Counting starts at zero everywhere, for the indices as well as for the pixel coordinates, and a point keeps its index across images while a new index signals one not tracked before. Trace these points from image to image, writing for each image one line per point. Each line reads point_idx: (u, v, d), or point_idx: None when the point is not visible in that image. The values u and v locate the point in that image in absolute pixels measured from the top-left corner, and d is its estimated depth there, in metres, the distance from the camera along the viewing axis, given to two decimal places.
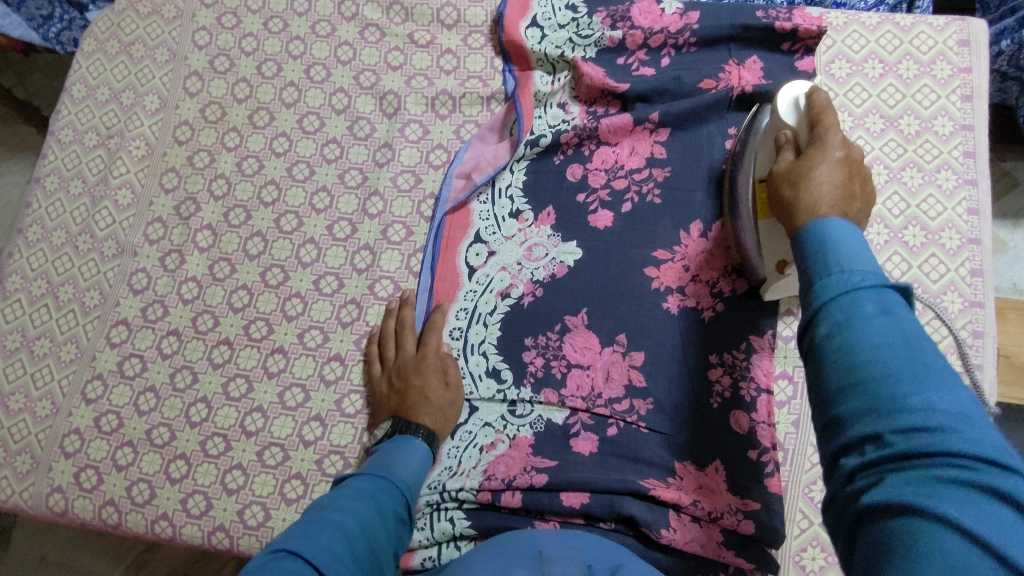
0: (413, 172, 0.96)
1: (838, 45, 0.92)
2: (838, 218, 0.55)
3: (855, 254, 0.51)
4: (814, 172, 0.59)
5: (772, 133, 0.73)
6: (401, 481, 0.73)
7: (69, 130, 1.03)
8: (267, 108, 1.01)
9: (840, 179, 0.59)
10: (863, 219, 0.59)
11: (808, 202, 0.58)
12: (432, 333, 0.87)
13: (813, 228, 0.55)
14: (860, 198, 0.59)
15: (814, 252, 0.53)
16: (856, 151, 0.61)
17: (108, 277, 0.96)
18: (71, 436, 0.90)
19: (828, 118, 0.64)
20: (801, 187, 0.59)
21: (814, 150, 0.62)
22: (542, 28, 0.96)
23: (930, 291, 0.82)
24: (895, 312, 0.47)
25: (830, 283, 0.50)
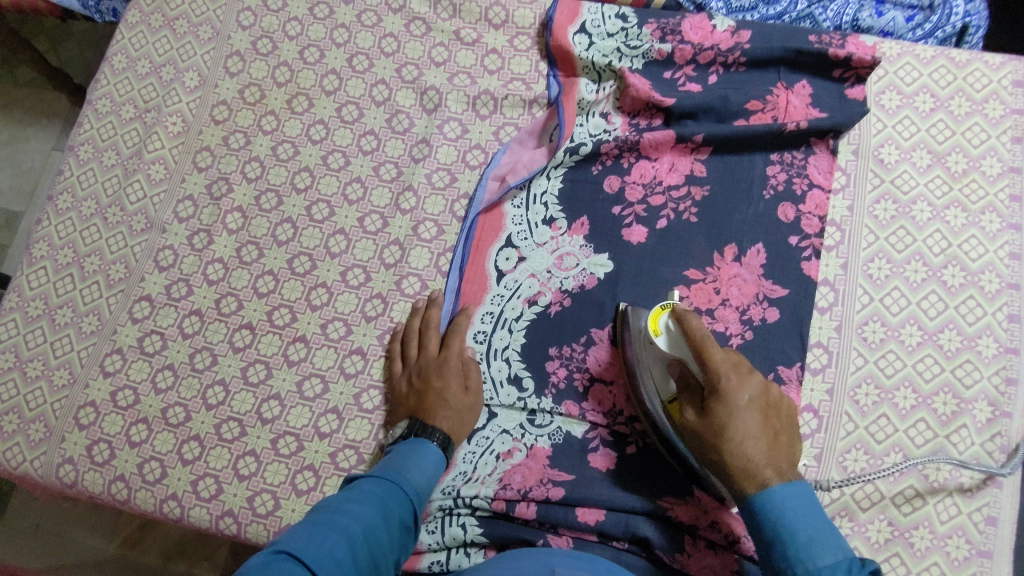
0: (448, 170, 0.95)
1: (891, 76, 0.91)
2: (778, 482, 0.63)
3: (810, 527, 0.60)
4: (736, 427, 0.64)
5: (664, 369, 0.75)
6: (411, 487, 0.71)
7: (106, 100, 1.02)
8: (307, 94, 1.00)
9: (771, 442, 0.64)
10: (792, 446, 0.66)
11: (751, 475, 0.63)
12: (456, 335, 0.86)
13: (760, 502, 0.62)
14: (783, 434, 0.66)
15: (772, 540, 0.60)
16: (758, 380, 0.67)
17: (135, 252, 0.96)
18: (87, 409, 0.90)
19: (712, 353, 0.67)
20: (727, 451, 0.64)
21: (722, 403, 0.65)
22: (590, 35, 0.95)
23: (966, 333, 0.81)
24: (857, 566, 0.57)
25: (795, 558, 0.59)
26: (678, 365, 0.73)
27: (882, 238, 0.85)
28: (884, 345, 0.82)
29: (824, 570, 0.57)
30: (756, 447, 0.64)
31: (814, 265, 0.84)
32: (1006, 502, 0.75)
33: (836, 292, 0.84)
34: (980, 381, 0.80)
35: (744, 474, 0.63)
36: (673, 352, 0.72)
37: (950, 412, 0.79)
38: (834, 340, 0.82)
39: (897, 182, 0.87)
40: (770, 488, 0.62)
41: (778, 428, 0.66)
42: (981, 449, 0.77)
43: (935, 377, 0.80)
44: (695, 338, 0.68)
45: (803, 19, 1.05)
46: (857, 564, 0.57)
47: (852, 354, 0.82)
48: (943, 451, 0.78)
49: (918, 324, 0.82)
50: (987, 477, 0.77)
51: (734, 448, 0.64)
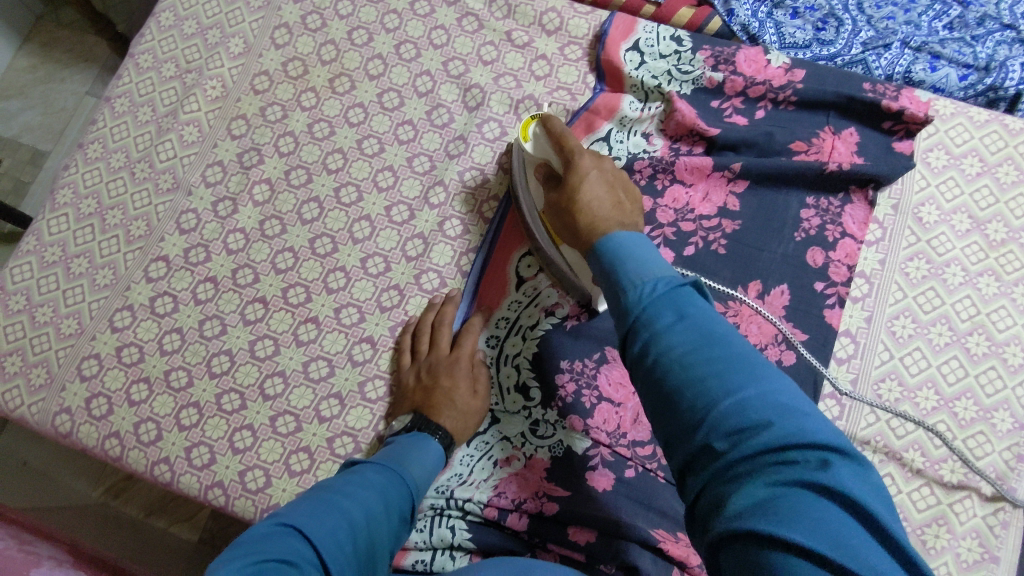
0: (481, 170, 0.94)
1: (941, 134, 0.90)
2: (624, 229, 0.62)
3: (644, 257, 0.57)
4: (584, 202, 0.68)
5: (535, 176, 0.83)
6: (412, 481, 0.70)
7: (149, 55, 1.01)
8: (350, 76, 0.99)
9: (612, 203, 0.68)
10: (636, 215, 0.70)
11: (596, 226, 0.65)
12: (469, 335, 0.85)
13: (605, 245, 0.60)
14: (628, 203, 0.70)
15: (609, 271, 0.58)
16: (608, 164, 0.74)
17: (158, 211, 0.95)
18: (90, 360, 0.89)
19: (570, 142, 0.74)
20: (578, 217, 0.68)
21: (572, 175, 0.71)
22: (643, 54, 0.94)
23: (982, 404, 0.80)
24: (690, 299, 0.53)
25: (628, 275, 0.56)
26: (540, 164, 0.79)
27: (911, 296, 0.84)
28: (898, 405, 0.80)
29: (646, 280, 0.55)
30: (601, 212, 0.66)
31: (836, 314, 0.83)
32: None
33: (856, 344, 0.83)
34: (991, 454, 0.78)
35: (589, 229, 0.65)
36: (540, 153, 0.79)
37: (955, 481, 0.78)
38: (849, 393, 0.81)
39: (933, 243, 0.86)
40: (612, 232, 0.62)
41: (622, 197, 0.70)
42: (982, 522, 0.76)
43: (945, 444, 0.79)
44: (555, 132, 0.76)
45: (856, 63, 1.04)
46: (679, 281, 0.55)
47: (864, 410, 0.81)
48: (944, 519, 0.77)
49: (935, 388, 0.81)
50: (985, 551, 0.75)
51: (589, 220, 0.66)
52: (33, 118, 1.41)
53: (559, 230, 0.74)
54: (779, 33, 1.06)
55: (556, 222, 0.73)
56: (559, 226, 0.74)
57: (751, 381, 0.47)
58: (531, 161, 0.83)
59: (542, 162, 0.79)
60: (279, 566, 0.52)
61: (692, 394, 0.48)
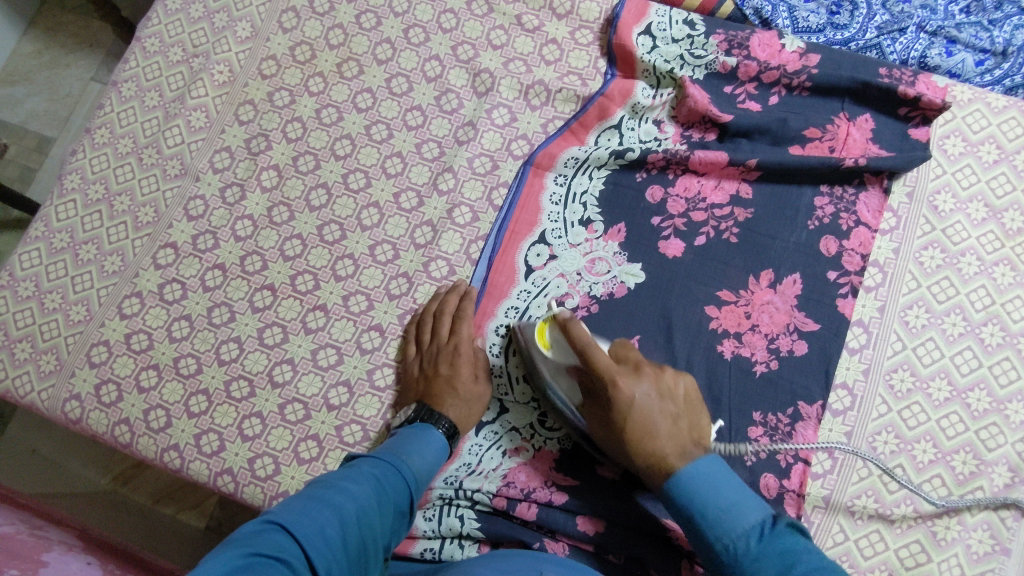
0: (491, 157, 0.93)
1: (958, 121, 0.88)
2: (699, 459, 0.68)
3: (728, 502, 0.64)
4: (644, 435, 0.71)
5: (562, 375, 0.78)
6: (409, 474, 0.70)
7: (155, 39, 1.00)
8: (358, 60, 0.98)
9: (671, 418, 0.72)
10: (695, 413, 0.74)
11: (662, 465, 0.69)
12: (463, 322, 0.85)
13: (676, 491, 0.67)
14: (684, 417, 0.73)
15: (689, 517, 0.65)
16: (649, 373, 0.74)
17: (166, 197, 0.95)
18: (99, 347, 0.89)
19: (597, 355, 0.71)
20: (642, 454, 0.71)
21: (620, 404, 0.71)
22: (655, 38, 0.93)
23: (996, 395, 0.79)
24: (780, 534, 0.62)
25: (714, 529, 0.63)
26: (572, 370, 0.77)
27: (925, 286, 0.83)
28: (910, 396, 0.80)
29: (738, 533, 0.62)
30: (658, 442, 0.71)
31: (848, 303, 0.83)
32: (1013, 571, 0.74)
33: (868, 334, 0.82)
34: (1004, 445, 0.78)
35: (658, 471, 0.70)
36: (569, 363, 0.76)
37: (968, 473, 0.77)
38: (861, 384, 0.81)
39: (948, 232, 0.85)
40: (677, 474, 0.67)
41: (677, 414, 0.73)
42: (994, 514, 0.76)
43: (958, 435, 0.78)
44: (578, 340, 0.72)
45: (870, 48, 1.02)
46: (770, 524, 0.63)
47: (876, 400, 0.80)
48: (955, 511, 0.76)
49: (948, 378, 0.80)
50: (995, 543, 0.75)
51: (644, 447, 0.71)
52: (39, 104, 1.40)
53: (606, 440, 0.76)
54: (792, 17, 1.04)
55: (607, 441, 0.75)
56: (609, 442, 0.75)
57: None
58: (562, 365, 0.77)
59: (571, 369, 0.77)
60: (267, 562, 0.53)
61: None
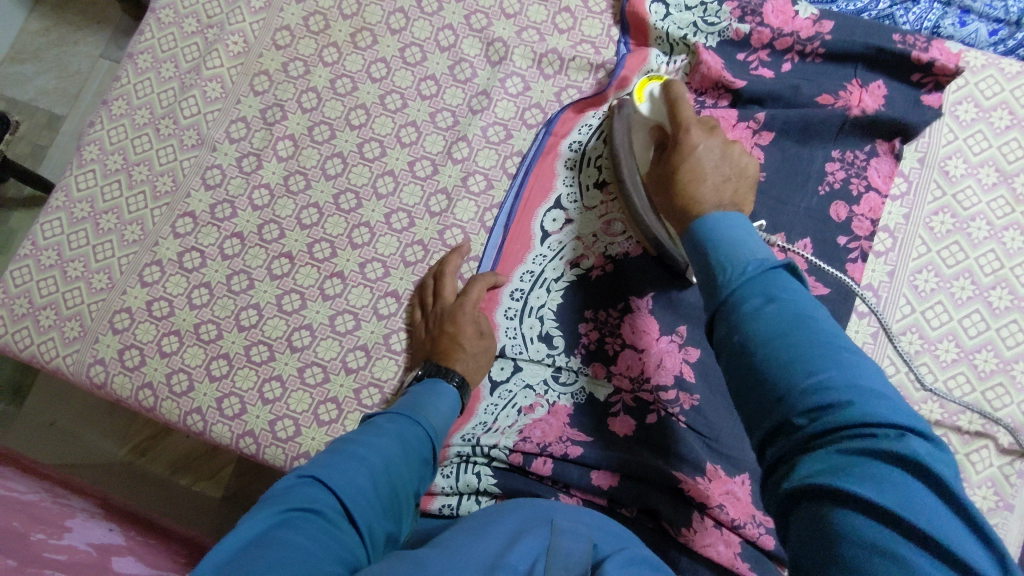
0: (504, 125, 0.94)
1: (971, 87, 0.88)
2: (732, 214, 0.59)
3: (740, 241, 0.55)
4: (688, 162, 0.64)
5: (644, 133, 0.77)
6: (428, 425, 0.71)
7: (170, 11, 1.01)
8: (372, 31, 0.99)
9: (720, 175, 0.64)
10: (743, 187, 0.64)
11: (693, 206, 0.62)
12: (474, 283, 0.86)
13: (700, 228, 0.58)
14: (737, 183, 0.64)
15: (702, 256, 0.57)
16: (721, 136, 0.67)
17: (183, 166, 0.96)
18: (122, 314, 0.91)
19: (683, 108, 0.68)
20: (687, 193, 0.63)
21: (679, 151, 0.66)
22: (668, 5, 0.93)
23: (1003, 356, 0.81)
24: (795, 291, 0.50)
25: (723, 258, 0.54)
26: (653, 129, 0.74)
27: (934, 250, 0.84)
28: (918, 357, 0.81)
29: (742, 264, 0.53)
30: (703, 187, 0.62)
31: (858, 267, 0.84)
32: (1016, 526, 0.76)
33: (878, 298, 0.83)
34: (1010, 405, 0.79)
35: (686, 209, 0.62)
36: (651, 115, 0.74)
37: (974, 432, 0.79)
38: (870, 346, 0.82)
39: (958, 197, 0.85)
40: (710, 219, 0.58)
41: (727, 176, 0.64)
42: (999, 472, 0.78)
43: (964, 396, 0.80)
44: (671, 98, 0.69)
45: (883, 18, 1.02)
46: (772, 264, 0.53)
47: (885, 362, 0.81)
48: (960, 468, 0.78)
49: (956, 341, 0.81)
50: (1000, 499, 0.77)
51: (685, 188, 0.63)
52: (49, 81, 1.41)
53: (654, 195, 0.71)
54: None
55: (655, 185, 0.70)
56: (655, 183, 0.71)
57: (840, 360, 0.46)
58: (644, 123, 0.77)
59: (654, 126, 0.74)
60: (304, 514, 0.53)
61: (744, 387, 0.49)
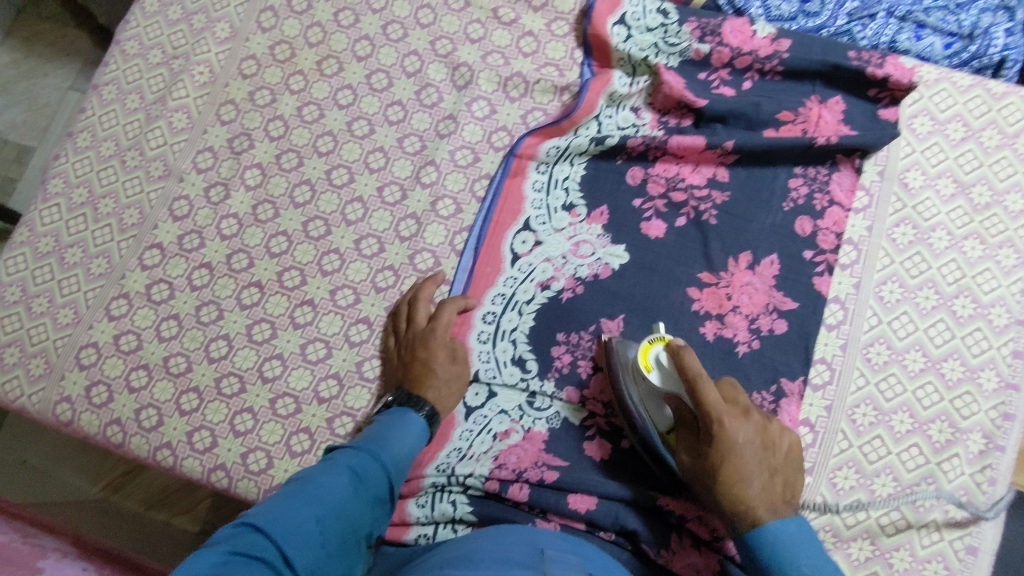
0: (472, 149, 0.95)
1: (926, 100, 0.91)
2: (779, 518, 0.64)
3: (805, 550, 0.62)
4: (738, 476, 0.65)
5: (660, 402, 0.76)
6: (390, 459, 0.70)
7: (134, 42, 1.01)
8: (337, 58, 0.99)
9: (767, 470, 0.67)
10: (789, 486, 0.68)
11: (743, 510, 0.65)
12: (446, 308, 0.85)
13: (751, 537, 0.64)
14: (780, 476, 0.68)
15: (766, 564, 0.63)
16: (755, 419, 0.69)
17: (150, 198, 0.95)
18: (89, 349, 0.90)
19: (705, 390, 0.68)
20: (734, 501, 0.65)
21: (718, 444, 0.67)
22: (629, 27, 0.95)
23: (969, 364, 0.82)
24: None
25: (795, 573, 0.61)
26: (672, 400, 0.75)
27: (898, 261, 0.85)
28: (887, 368, 0.82)
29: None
30: (749, 487, 0.65)
31: (825, 281, 0.85)
32: (989, 533, 0.76)
33: (845, 310, 0.84)
34: (977, 413, 0.80)
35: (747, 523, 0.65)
36: (665, 387, 0.74)
37: (944, 441, 0.80)
38: (839, 358, 0.83)
39: (918, 208, 0.87)
40: (766, 527, 0.64)
41: (775, 469, 0.67)
42: (970, 480, 0.78)
43: (933, 405, 0.81)
44: (687, 372, 0.69)
45: (841, 35, 1.04)
46: None
47: (854, 374, 0.82)
48: (932, 478, 0.79)
49: (922, 350, 0.82)
50: (972, 507, 0.77)
51: (730, 488, 0.66)
52: (17, 115, 1.39)
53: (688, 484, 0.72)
54: (765, 6, 1.05)
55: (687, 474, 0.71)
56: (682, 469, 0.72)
57: None
58: (655, 391, 0.77)
59: (670, 396, 0.75)
60: (246, 562, 0.53)
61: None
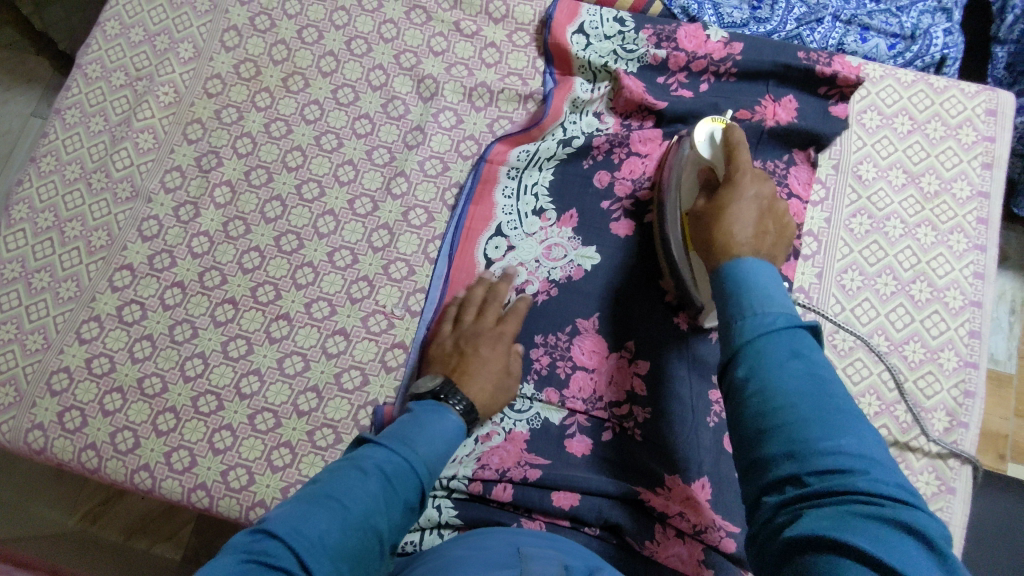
0: (441, 158, 0.96)
1: (873, 96, 0.95)
2: (755, 257, 0.63)
3: (764, 289, 0.58)
4: (728, 210, 0.68)
5: (694, 175, 0.79)
6: (420, 462, 0.64)
7: (97, 65, 1.01)
8: (303, 74, 1.00)
9: (758, 213, 0.67)
10: (775, 252, 0.67)
11: (728, 241, 0.65)
12: (513, 315, 0.84)
13: (727, 266, 0.62)
14: (772, 236, 0.67)
15: (730, 296, 0.60)
16: (770, 188, 0.70)
17: (119, 220, 0.95)
18: (60, 375, 0.89)
19: (741, 154, 0.72)
20: (721, 227, 0.66)
21: (731, 188, 0.70)
22: (588, 36, 0.98)
23: (929, 346, 0.85)
24: (806, 348, 0.55)
25: (748, 304, 0.58)
26: (705, 171, 0.77)
27: (856, 250, 0.89)
28: (852, 353, 0.85)
29: (766, 312, 0.56)
30: (742, 228, 0.66)
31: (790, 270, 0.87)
32: (958, 507, 0.79)
33: (810, 299, 0.87)
34: (940, 392, 0.83)
35: (722, 246, 0.65)
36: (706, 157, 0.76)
37: (911, 421, 0.82)
38: None
39: (873, 199, 0.91)
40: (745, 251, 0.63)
41: (769, 227, 0.67)
42: (938, 457, 0.81)
43: (898, 387, 0.84)
44: (732, 140, 0.74)
45: (792, 38, 1.09)
46: (797, 323, 0.56)
47: None
48: (902, 457, 0.81)
49: (885, 334, 0.85)
50: (941, 483, 0.80)
51: (722, 223, 0.67)
52: None
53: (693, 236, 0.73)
54: (718, 13, 1.10)
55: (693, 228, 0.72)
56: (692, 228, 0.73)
57: (845, 429, 0.49)
58: (698, 166, 0.79)
59: (700, 163, 0.79)
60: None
61: (750, 438, 0.53)
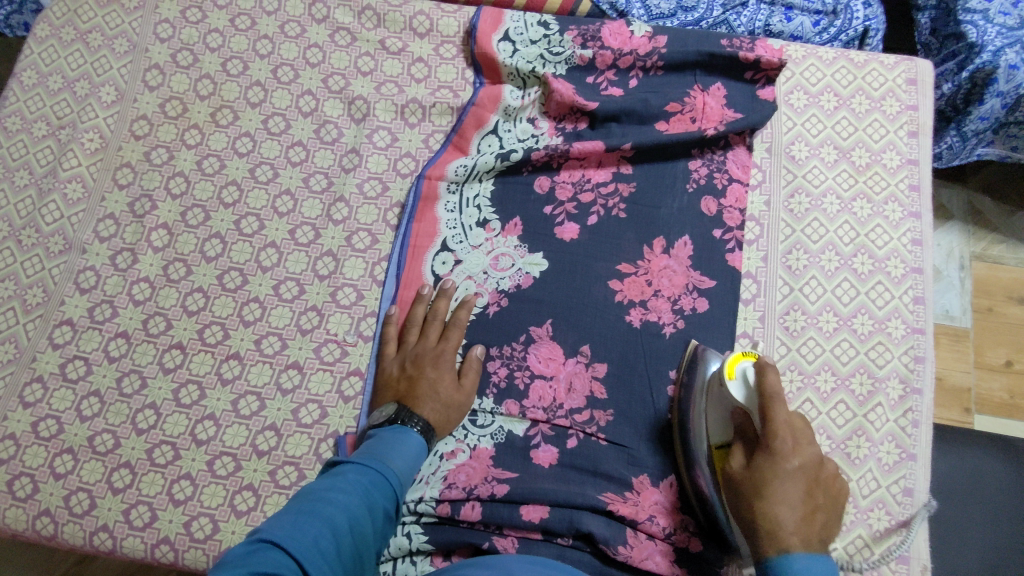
0: (379, 179, 0.95)
1: (797, 77, 0.96)
2: (803, 552, 0.62)
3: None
4: (773, 492, 0.66)
5: (724, 414, 0.76)
6: (394, 476, 0.71)
7: (16, 118, 0.98)
8: (231, 107, 0.98)
9: (805, 505, 0.66)
10: (826, 534, 0.66)
11: (775, 534, 0.64)
12: (456, 328, 0.86)
13: (777, 563, 0.62)
14: (822, 512, 0.66)
15: None
16: (814, 453, 0.69)
17: (53, 274, 0.92)
18: (6, 442, 0.86)
19: (777, 408, 0.70)
20: (762, 509, 0.66)
21: (771, 460, 0.67)
22: (514, 42, 0.97)
23: (877, 317, 0.86)
24: None
25: None
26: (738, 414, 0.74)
27: (798, 230, 0.90)
28: (804, 332, 0.86)
29: None
30: (788, 513, 0.65)
31: (737, 256, 0.89)
32: (921, 473, 0.80)
33: (758, 283, 0.88)
34: (891, 361, 0.85)
35: (767, 535, 0.64)
36: (739, 401, 0.73)
37: (867, 393, 0.84)
38: (759, 330, 0.86)
39: (808, 176, 0.92)
40: (793, 552, 0.62)
41: (818, 505, 0.66)
42: (896, 425, 0.83)
43: (851, 360, 0.85)
44: (767, 387, 0.71)
45: (719, 25, 1.10)
46: None
47: (776, 343, 0.86)
48: (862, 430, 0.82)
49: (833, 310, 0.87)
50: (902, 451, 0.81)
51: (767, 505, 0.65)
52: None
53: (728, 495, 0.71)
54: (645, 6, 1.11)
55: (731, 499, 0.70)
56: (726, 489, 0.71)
57: None
58: (730, 409, 0.75)
59: (730, 412, 0.75)
60: None
61: None
